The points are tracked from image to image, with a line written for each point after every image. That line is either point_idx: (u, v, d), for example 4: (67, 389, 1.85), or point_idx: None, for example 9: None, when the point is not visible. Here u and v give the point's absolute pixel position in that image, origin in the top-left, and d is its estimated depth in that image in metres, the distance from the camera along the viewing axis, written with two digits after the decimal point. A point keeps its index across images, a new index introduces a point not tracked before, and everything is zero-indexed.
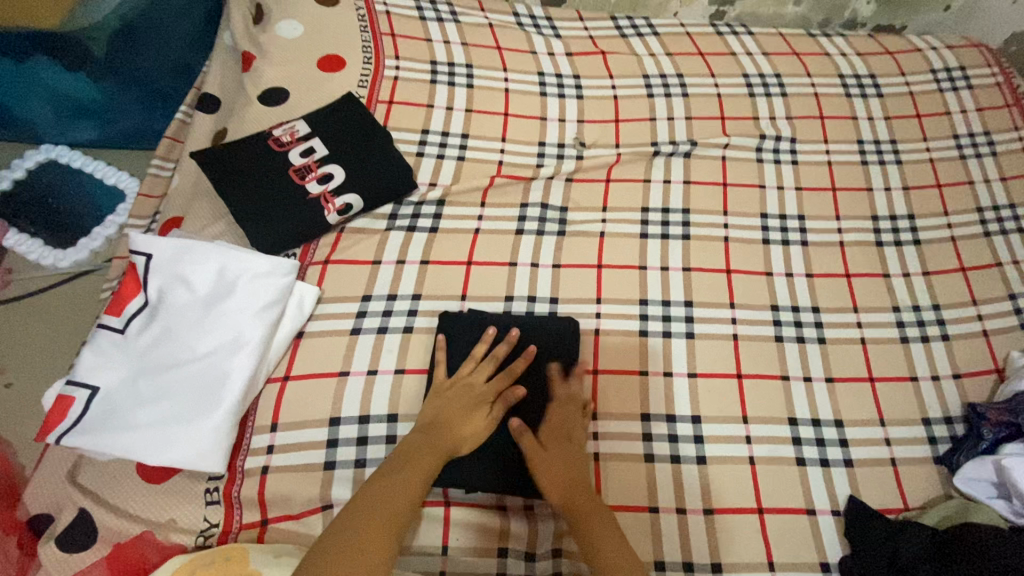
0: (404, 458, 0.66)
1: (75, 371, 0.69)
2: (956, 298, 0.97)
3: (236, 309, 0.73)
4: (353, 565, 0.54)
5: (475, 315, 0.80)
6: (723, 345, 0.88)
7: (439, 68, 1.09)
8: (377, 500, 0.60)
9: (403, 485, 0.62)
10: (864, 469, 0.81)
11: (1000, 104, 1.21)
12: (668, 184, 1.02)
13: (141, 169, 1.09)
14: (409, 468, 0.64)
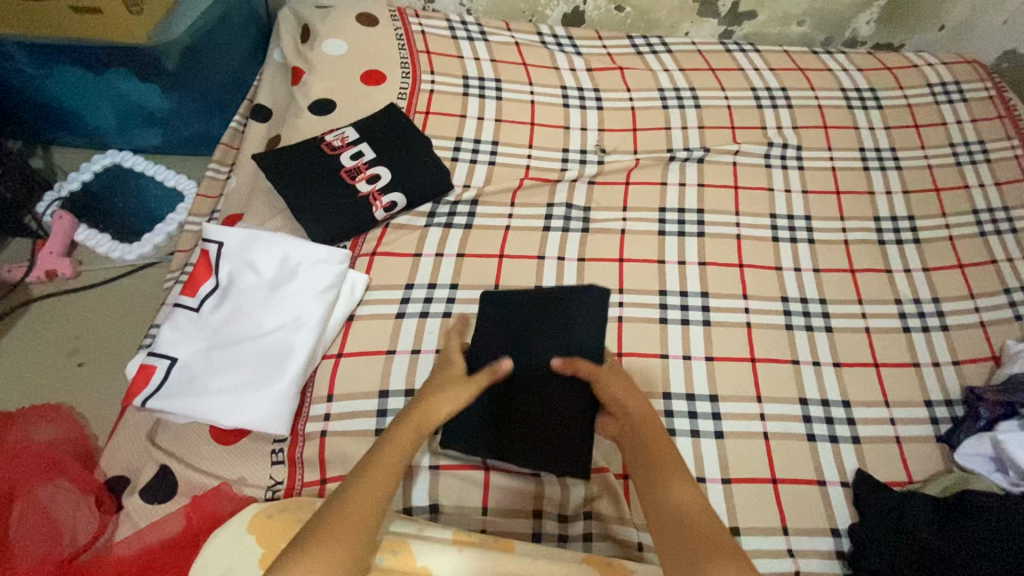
0: (390, 438, 0.66)
1: (156, 343, 0.78)
2: (955, 292, 1.04)
3: (284, 289, 0.81)
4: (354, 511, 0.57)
5: (509, 297, 0.89)
6: (737, 332, 0.95)
7: (470, 82, 1.19)
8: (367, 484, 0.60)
9: (390, 465, 0.63)
10: (870, 445, 0.87)
11: (993, 115, 1.29)
12: (683, 187, 1.10)
13: (196, 173, 1.19)
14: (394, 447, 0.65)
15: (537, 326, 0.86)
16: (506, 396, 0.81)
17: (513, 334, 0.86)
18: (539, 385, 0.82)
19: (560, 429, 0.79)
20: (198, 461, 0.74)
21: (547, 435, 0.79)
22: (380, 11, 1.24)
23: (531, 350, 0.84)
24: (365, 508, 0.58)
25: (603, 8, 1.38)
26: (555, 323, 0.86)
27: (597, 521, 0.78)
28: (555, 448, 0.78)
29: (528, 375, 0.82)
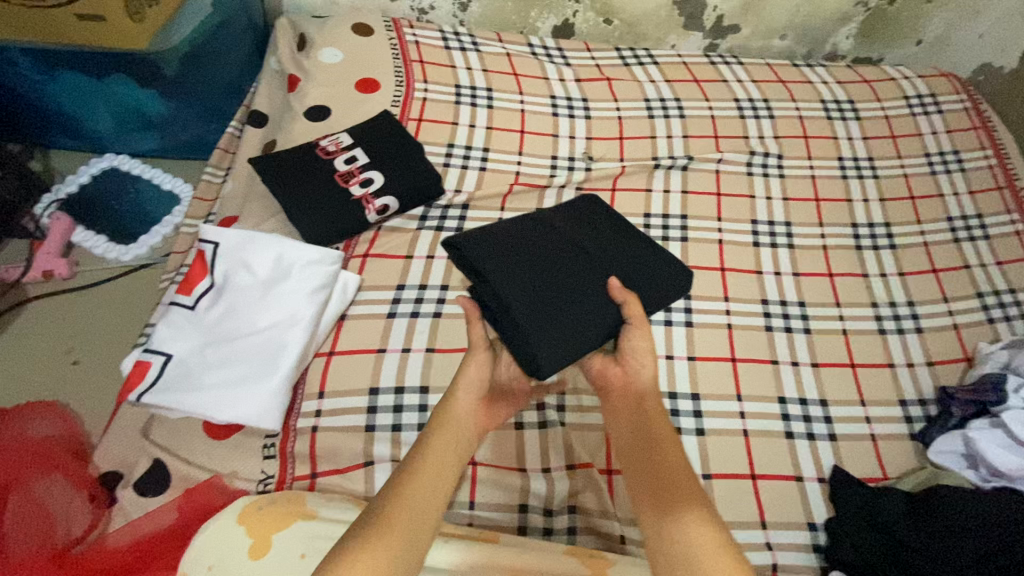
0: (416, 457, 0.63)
1: (152, 340, 0.80)
2: (929, 295, 1.07)
3: (279, 290, 0.83)
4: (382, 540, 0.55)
5: (609, 218, 0.85)
6: (719, 333, 0.98)
7: (462, 91, 1.23)
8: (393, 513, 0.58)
9: (421, 496, 0.60)
10: (846, 443, 0.90)
11: (968, 126, 1.34)
12: (667, 194, 1.14)
13: (192, 176, 1.21)
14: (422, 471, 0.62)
15: (613, 243, 0.81)
16: (548, 262, 0.75)
17: (593, 229, 0.82)
18: (585, 273, 0.75)
19: (569, 317, 0.72)
20: (189, 455, 0.75)
21: (555, 319, 0.71)
22: (375, 21, 1.28)
23: (599, 256, 0.78)
24: (391, 546, 0.55)
25: (592, 21, 1.43)
26: (633, 256, 0.80)
27: (580, 515, 0.80)
28: (548, 334, 0.70)
29: (580, 258, 0.77)
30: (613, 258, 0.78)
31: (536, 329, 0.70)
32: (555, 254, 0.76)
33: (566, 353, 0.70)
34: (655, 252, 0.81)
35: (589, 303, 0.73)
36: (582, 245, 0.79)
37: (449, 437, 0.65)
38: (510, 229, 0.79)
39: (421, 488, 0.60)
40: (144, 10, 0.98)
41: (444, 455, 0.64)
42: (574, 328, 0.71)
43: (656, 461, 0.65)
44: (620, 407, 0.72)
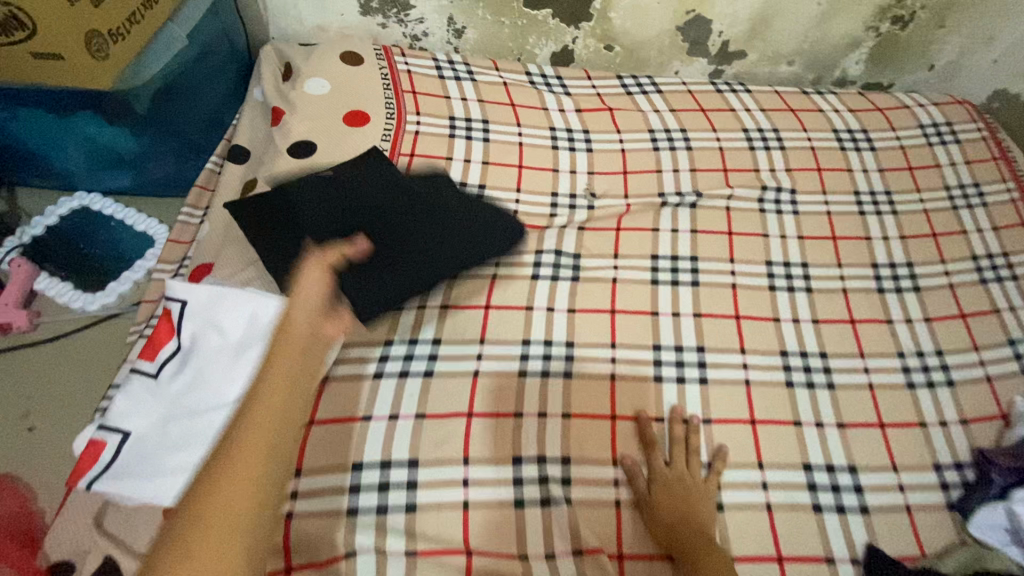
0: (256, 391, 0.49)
1: (108, 415, 0.71)
2: (958, 344, 1.00)
3: (253, 353, 0.73)
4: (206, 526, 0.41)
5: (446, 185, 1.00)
6: (736, 390, 0.90)
7: (456, 123, 1.16)
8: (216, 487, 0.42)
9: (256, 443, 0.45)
10: (879, 515, 0.82)
11: (987, 156, 1.28)
12: (676, 233, 1.06)
13: (168, 215, 1.13)
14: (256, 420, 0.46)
15: (448, 200, 0.97)
16: (377, 217, 0.91)
17: (429, 195, 0.97)
18: (414, 232, 0.90)
19: (393, 263, 0.86)
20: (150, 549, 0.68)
21: (392, 264, 0.86)
22: (364, 50, 1.22)
23: (434, 212, 0.94)
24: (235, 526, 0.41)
25: (592, 48, 1.36)
26: (466, 212, 0.96)
27: None
28: (376, 282, 0.84)
29: (409, 218, 0.92)
30: (443, 212, 0.94)
31: (366, 280, 0.84)
32: (382, 206, 0.92)
33: (387, 300, 0.84)
34: (477, 212, 0.97)
35: (420, 249, 0.89)
36: (415, 206, 0.94)
37: (290, 356, 0.52)
38: (354, 196, 0.93)
39: (267, 425, 0.46)
40: (106, 45, 0.88)
41: (285, 388, 0.49)
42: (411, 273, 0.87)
43: (684, 499, 0.77)
44: (645, 435, 0.83)
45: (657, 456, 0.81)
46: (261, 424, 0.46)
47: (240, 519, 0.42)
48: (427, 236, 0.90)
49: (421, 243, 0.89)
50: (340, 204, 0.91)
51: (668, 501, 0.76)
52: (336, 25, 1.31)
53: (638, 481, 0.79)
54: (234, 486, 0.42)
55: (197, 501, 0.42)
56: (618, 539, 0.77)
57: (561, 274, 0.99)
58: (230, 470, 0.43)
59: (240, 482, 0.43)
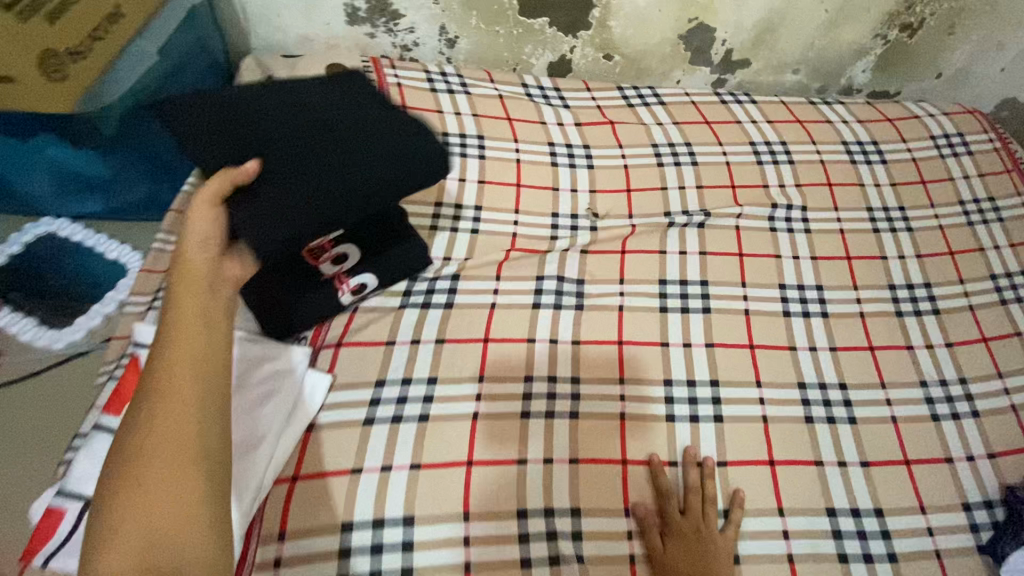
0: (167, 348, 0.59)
1: (67, 479, 0.64)
2: (981, 371, 0.95)
3: (235, 406, 0.72)
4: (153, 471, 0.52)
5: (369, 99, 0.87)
6: (753, 429, 0.84)
7: (450, 140, 1.09)
8: (154, 431, 0.53)
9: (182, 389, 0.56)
10: (909, 563, 0.77)
11: (1000, 169, 1.24)
12: (684, 256, 1.01)
13: (144, 242, 1.05)
14: (165, 382, 0.56)
15: (365, 111, 0.84)
16: (280, 132, 0.77)
17: (343, 107, 0.83)
18: (322, 147, 0.76)
19: (294, 182, 0.73)
20: None
21: (294, 184, 0.73)
22: (351, 62, 1.15)
23: (348, 123, 0.81)
24: (180, 461, 0.53)
25: (590, 57, 1.30)
26: (386, 125, 0.82)
27: None
28: (272, 209, 0.71)
29: (318, 131, 0.78)
30: (356, 124, 0.81)
31: (259, 206, 0.71)
32: (289, 125, 0.79)
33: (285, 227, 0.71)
34: (401, 125, 0.84)
35: (329, 168, 0.75)
36: (327, 118, 0.80)
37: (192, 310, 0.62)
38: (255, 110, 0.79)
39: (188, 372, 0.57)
40: (64, 66, 0.80)
41: (190, 348, 0.59)
42: (320, 198, 0.73)
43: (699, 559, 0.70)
44: (659, 485, 0.77)
45: (671, 508, 0.75)
46: (174, 381, 0.57)
47: (185, 451, 0.53)
48: (337, 149, 0.77)
49: (324, 162, 0.75)
50: (241, 122, 0.78)
51: (682, 560, 0.70)
52: (321, 35, 1.24)
53: (649, 535, 0.73)
54: (168, 435, 0.53)
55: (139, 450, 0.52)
56: None
57: (565, 301, 0.93)
58: (156, 424, 0.54)
59: (172, 430, 0.54)
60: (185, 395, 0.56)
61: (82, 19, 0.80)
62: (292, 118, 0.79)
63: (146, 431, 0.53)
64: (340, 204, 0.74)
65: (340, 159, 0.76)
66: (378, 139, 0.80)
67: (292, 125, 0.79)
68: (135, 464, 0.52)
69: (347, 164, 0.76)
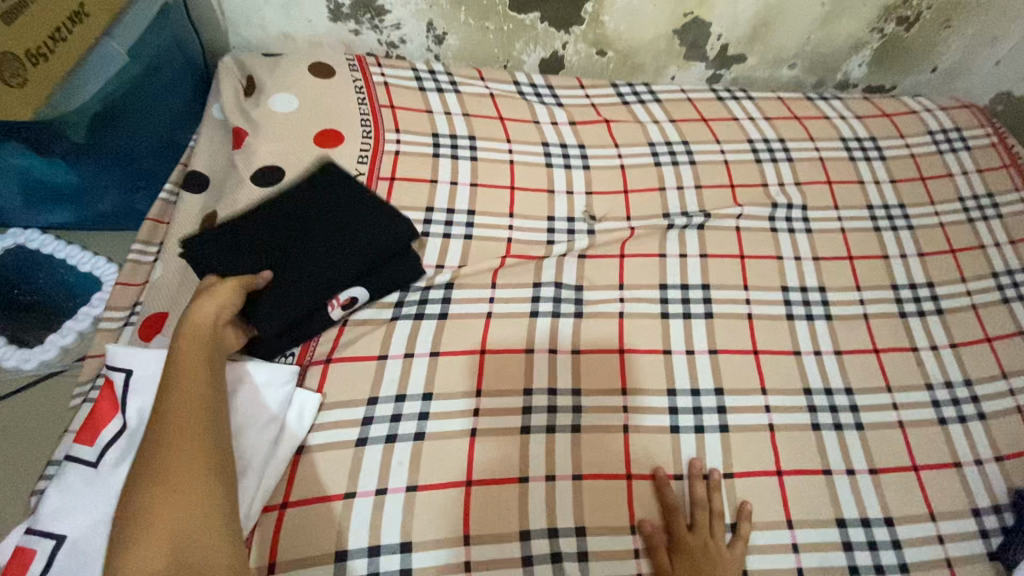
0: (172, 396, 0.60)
1: (36, 515, 0.59)
2: (986, 372, 0.94)
3: None
4: (166, 512, 0.53)
5: (349, 183, 0.85)
6: (759, 437, 0.82)
7: (441, 140, 1.05)
8: (167, 474, 0.55)
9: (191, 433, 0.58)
10: (920, 573, 0.75)
11: (998, 164, 1.22)
12: (684, 259, 0.98)
13: (120, 253, 1.00)
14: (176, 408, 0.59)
15: (346, 210, 0.83)
16: (260, 243, 0.78)
17: (325, 207, 0.82)
18: (306, 263, 0.78)
19: (280, 304, 0.75)
20: None
21: (281, 303, 0.75)
22: (336, 60, 1.11)
23: (331, 229, 0.81)
24: (194, 483, 0.55)
25: (583, 53, 1.27)
26: (369, 226, 0.82)
27: None
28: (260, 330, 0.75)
29: (300, 244, 0.79)
30: (341, 233, 0.81)
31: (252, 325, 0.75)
32: (272, 235, 0.79)
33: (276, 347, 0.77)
34: (383, 223, 0.83)
35: (304, 288, 0.76)
36: (309, 226, 0.80)
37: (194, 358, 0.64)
38: (237, 221, 0.79)
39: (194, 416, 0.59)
40: (23, 70, 0.75)
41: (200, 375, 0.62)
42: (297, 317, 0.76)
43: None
44: (665, 497, 0.74)
45: (677, 523, 0.72)
46: (186, 406, 0.59)
47: (195, 490, 0.55)
48: (322, 265, 0.78)
49: (308, 282, 0.77)
50: (226, 238, 0.78)
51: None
52: (304, 32, 1.19)
53: (655, 553, 0.71)
54: (182, 457, 0.56)
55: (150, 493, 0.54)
56: None
57: (563, 309, 0.90)
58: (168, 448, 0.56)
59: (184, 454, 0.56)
60: (195, 420, 0.59)
61: (38, 18, 0.75)
62: (275, 231, 0.79)
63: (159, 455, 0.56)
64: (295, 295, 0.76)
65: (323, 275, 0.78)
66: (355, 250, 0.80)
67: (271, 208, 0.82)
68: (150, 487, 0.54)
69: (309, 256, 0.78)
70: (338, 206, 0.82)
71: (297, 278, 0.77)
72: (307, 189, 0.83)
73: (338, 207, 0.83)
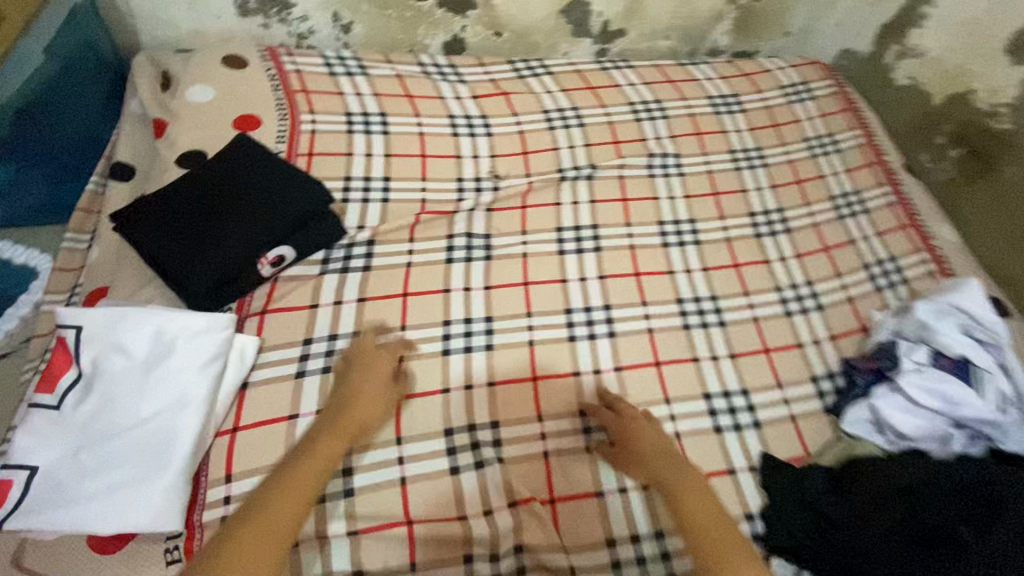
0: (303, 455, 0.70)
1: (10, 454, 0.67)
2: (823, 275, 1.15)
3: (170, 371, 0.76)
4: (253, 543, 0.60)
5: (267, 157, 0.97)
6: (641, 340, 1.00)
7: (354, 119, 1.16)
8: (268, 511, 0.63)
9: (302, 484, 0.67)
10: (770, 427, 0.94)
11: (837, 109, 1.45)
12: (576, 205, 1.14)
13: (53, 245, 1.04)
14: (307, 476, 0.68)
15: (264, 178, 0.94)
16: (188, 210, 0.89)
17: (245, 176, 0.93)
18: (229, 223, 0.89)
19: (209, 257, 0.86)
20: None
21: (209, 256, 0.86)
22: (248, 53, 1.19)
23: (251, 194, 0.92)
24: (278, 531, 0.62)
25: (482, 35, 1.40)
26: (285, 190, 0.94)
27: (528, 554, 0.77)
28: (193, 281, 0.85)
29: (224, 209, 0.90)
30: (260, 196, 0.92)
31: (186, 278, 0.85)
32: (199, 204, 0.90)
33: (210, 298, 0.87)
34: (299, 186, 0.94)
35: (229, 243, 0.87)
36: (231, 194, 0.91)
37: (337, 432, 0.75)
38: (168, 195, 0.91)
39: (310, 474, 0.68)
40: None
41: (332, 452, 0.72)
42: (226, 268, 0.87)
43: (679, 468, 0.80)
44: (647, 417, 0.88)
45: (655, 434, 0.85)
46: (309, 466, 0.69)
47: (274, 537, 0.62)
48: (244, 224, 0.89)
49: (232, 237, 0.88)
50: (159, 208, 0.89)
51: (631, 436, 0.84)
52: (213, 28, 1.27)
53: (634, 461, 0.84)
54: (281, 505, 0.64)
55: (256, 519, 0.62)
56: (550, 485, 0.83)
57: (474, 254, 1.04)
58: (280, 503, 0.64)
59: (292, 511, 0.64)
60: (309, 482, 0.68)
61: None
62: (201, 199, 0.90)
63: (279, 495, 0.65)
64: (224, 249, 0.87)
65: (245, 232, 0.89)
66: (274, 210, 0.92)
67: (197, 182, 0.92)
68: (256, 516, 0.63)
69: (235, 222, 0.89)
70: (258, 175, 0.94)
71: (223, 237, 0.88)
72: (230, 165, 0.95)
73: (259, 177, 0.94)
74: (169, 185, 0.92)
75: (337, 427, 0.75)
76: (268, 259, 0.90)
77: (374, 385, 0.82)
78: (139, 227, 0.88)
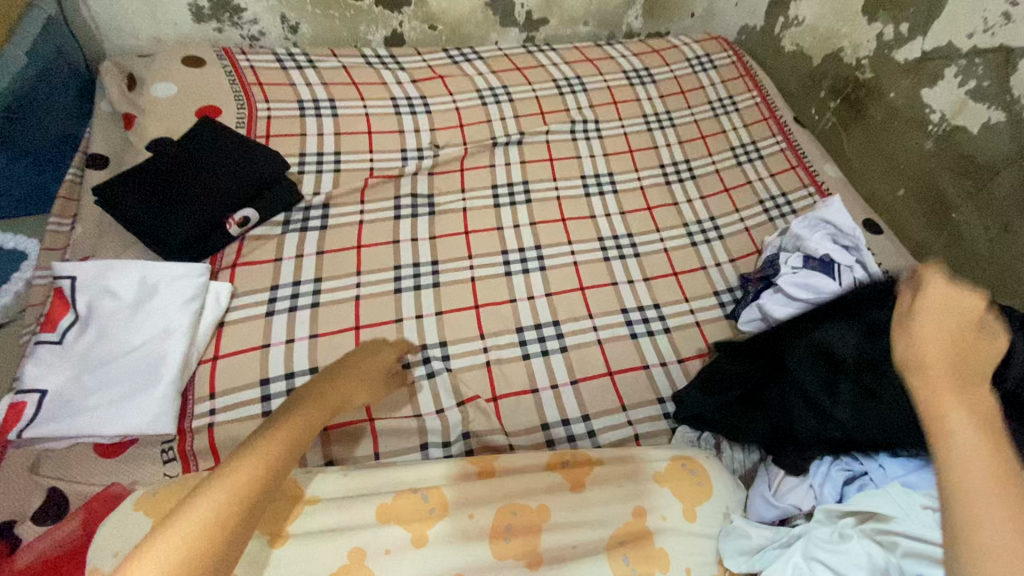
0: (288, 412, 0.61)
1: (21, 381, 0.80)
2: (725, 210, 1.34)
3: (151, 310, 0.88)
4: (218, 508, 0.48)
5: (229, 135, 1.11)
6: (568, 271, 1.16)
7: (305, 104, 1.31)
8: (244, 471, 0.52)
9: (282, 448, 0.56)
10: (679, 332, 1.11)
11: (736, 76, 1.66)
12: (508, 166, 1.31)
13: (38, 230, 1.12)
14: (289, 440, 0.58)
15: (226, 152, 1.08)
16: (162, 181, 1.03)
17: (208, 152, 1.07)
18: (199, 189, 1.02)
19: (182, 217, 1.00)
20: (83, 477, 0.77)
21: (181, 214, 1.00)
22: (205, 54, 1.33)
23: (216, 165, 1.06)
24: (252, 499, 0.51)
25: (418, 29, 1.57)
26: (246, 160, 1.08)
27: (473, 439, 0.93)
28: (170, 237, 0.99)
29: (193, 178, 1.04)
30: (223, 166, 1.06)
31: (163, 236, 0.99)
32: (171, 175, 1.04)
33: (185, 251, 1.01)
34: (258, 157, 1.09)
35: (198, 204, 1.01)
36: (197, 166, 1.05)
37: (323, 402, 0.67)
38: (142, 170, 1.04)
39: (291, 439, 0.58)
40: None
41: (313, 420, 0.63)
42: (197, 226, 1.00)
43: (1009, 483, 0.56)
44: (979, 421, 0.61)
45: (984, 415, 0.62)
46: (293, 432, 0.59)
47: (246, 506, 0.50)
48: (211, 189, 1.03)
49: (201, 200, 1.01)
50: (137, 181, 1.03)
51: None
52: (171, 35, 1.40)
53: None
54: (260, 467, 0.53)
55: (229, 477, 0.51)
56: (492, 387, 0.99)
57: (418, 209, 1.20)
58: (257, 463, 0.53)
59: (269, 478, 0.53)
60: (288, 451, 0.57)
61: None
62: (171, 171, 1.04)
63: (262, 453, 0.54)
64: (195, 210, 1.00)
65: (213, 197, 1.02)
66: (237, 177, 1.05)
67: (167, 159, 1.06)
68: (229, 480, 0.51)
69: (203, 188, 1.03)
70: (221, 151, 1.08)
71: (193, 200, 1.01)
72: (196, 143, 1.09)
73: (221, 151, 1.08)
74: (142, 163, 1.06)
75: (317, 394, 0.67)
76: (234, 221, 1.04)
77: (367, 373, 0.80)
78: (120, 196, 1.01)
